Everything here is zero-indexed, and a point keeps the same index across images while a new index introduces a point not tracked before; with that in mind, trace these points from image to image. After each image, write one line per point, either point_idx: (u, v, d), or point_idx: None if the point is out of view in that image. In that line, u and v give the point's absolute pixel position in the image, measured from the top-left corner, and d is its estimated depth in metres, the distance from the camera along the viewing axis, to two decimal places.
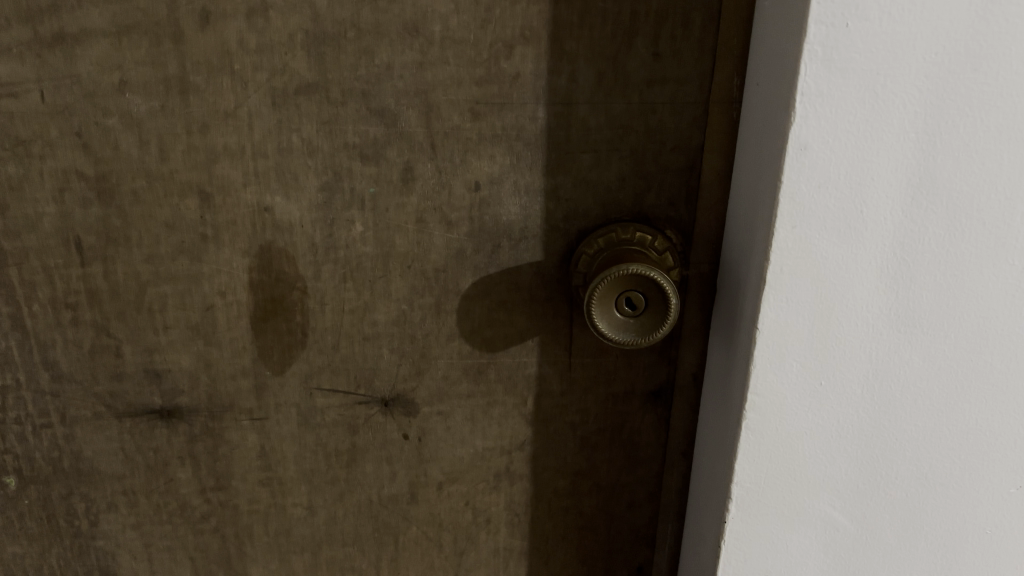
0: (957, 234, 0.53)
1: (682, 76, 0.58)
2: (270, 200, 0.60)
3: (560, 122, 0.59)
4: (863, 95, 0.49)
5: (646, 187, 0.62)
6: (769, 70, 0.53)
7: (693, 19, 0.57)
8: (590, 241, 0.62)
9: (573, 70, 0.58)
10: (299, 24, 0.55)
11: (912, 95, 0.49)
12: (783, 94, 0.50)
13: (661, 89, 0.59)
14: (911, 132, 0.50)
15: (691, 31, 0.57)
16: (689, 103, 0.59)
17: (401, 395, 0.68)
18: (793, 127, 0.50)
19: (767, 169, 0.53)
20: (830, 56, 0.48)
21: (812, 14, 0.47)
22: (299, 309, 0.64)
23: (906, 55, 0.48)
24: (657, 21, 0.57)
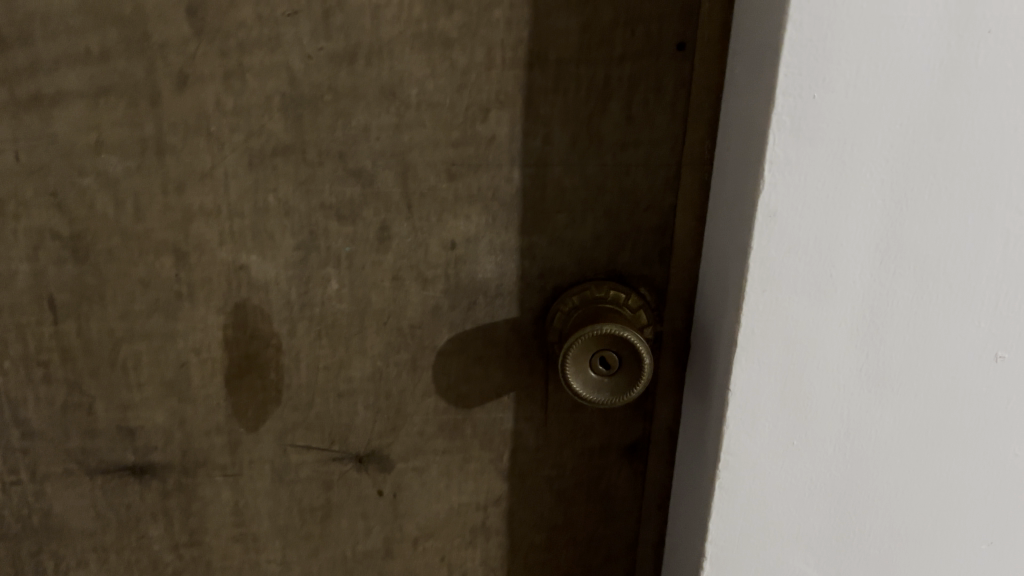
0: (923, 297, 0.54)
1: (655, 139, 0.59)
2: (246, 259, 0.60)
3: (535, 182, 0.60)
4: (830, 164, 0.50)
5: (621, 246, 0.63)
6: (740, 137, 0.54)
7: (665, 84, 0.58)
8: (566, 298, 0.63)
9: (548, 132, 0.59)
10: (277, 87, 0.56)
11: (878, 163, 0.50)
12: (753, 162, 0.51)
13: (634, 151, 0.60)
14: (878, 199, 0.51)
15: (663, 96, 0.58)
16: (662, 164, 0.60)
17: (376, 450, 0.68)
18: (762, 194, 0.51)
19: (740, 233, 0.54)
20: (798, 126, 0.49)
21: (780, 87, 0.48)
22: (274, 365, 0.64)
23: (870, 125, 0.49)
24: (630, 86, 0.58)
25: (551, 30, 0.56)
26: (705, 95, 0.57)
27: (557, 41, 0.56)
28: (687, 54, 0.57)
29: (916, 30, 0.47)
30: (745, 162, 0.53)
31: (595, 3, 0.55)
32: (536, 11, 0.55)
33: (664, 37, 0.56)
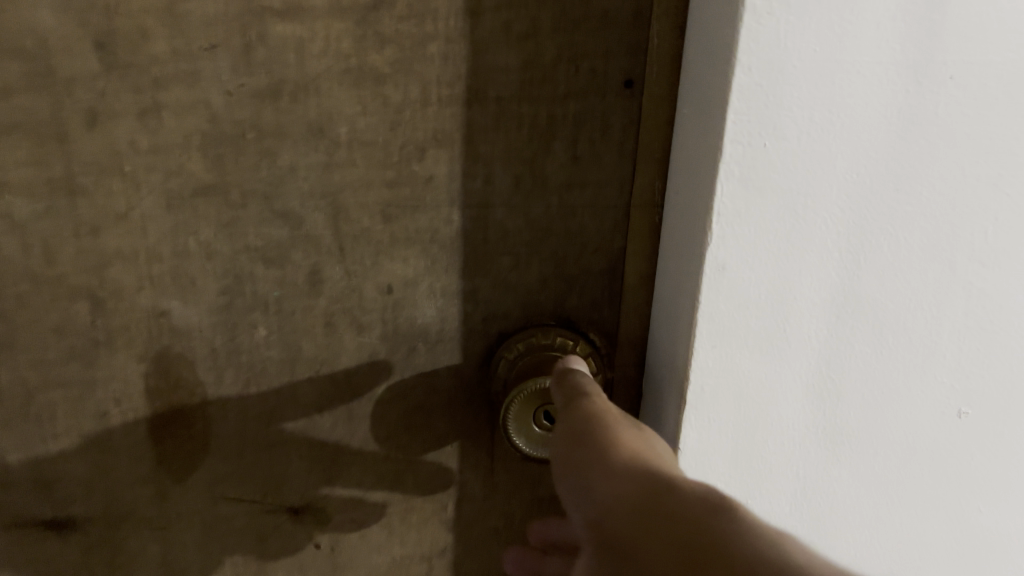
0: (882, 353, 0.50)
1: (602, 181, 0.56)
2: (168, 304, 0.57)
3: (476, 224, 0.57)
4: (782, 215, 0.45)
5: (568, 289, 0.59)
6: (688, 179, 0.50)
7: (612, 123, 0.54)
8: (511, 344, 0.60)
9: (489, 172, 0.55)
10: (195, 124, 0.52)
11: (834, 215, 0.46)
12: (700, 212, 0.47)
13: (580, 192, 0.56)
14: (834, 252, 0.47)
15: (610, 135, 0.55)
16: (610, 206, 0.57)
17: (312, 503, 0.64)
18: (709, 247, 0.46)
19: (688, 285, 0.49)
20: (748, 176, 0.44)
21: (727, 134, 0.43)
22: (200, 415, 0.60)
23: (826, 174, 0.44)
24: (575, 125, 0.54)
25: (490, 66, 0.52)
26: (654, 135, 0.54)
27: (497, 78, 0.53)
28: (636, 92, 0.54)
29: (874, 74, 0.42)
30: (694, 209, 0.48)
31: (536, 39, 0.52)
32: (472, 47, 0.52)
33: (611, 74, 0.53)
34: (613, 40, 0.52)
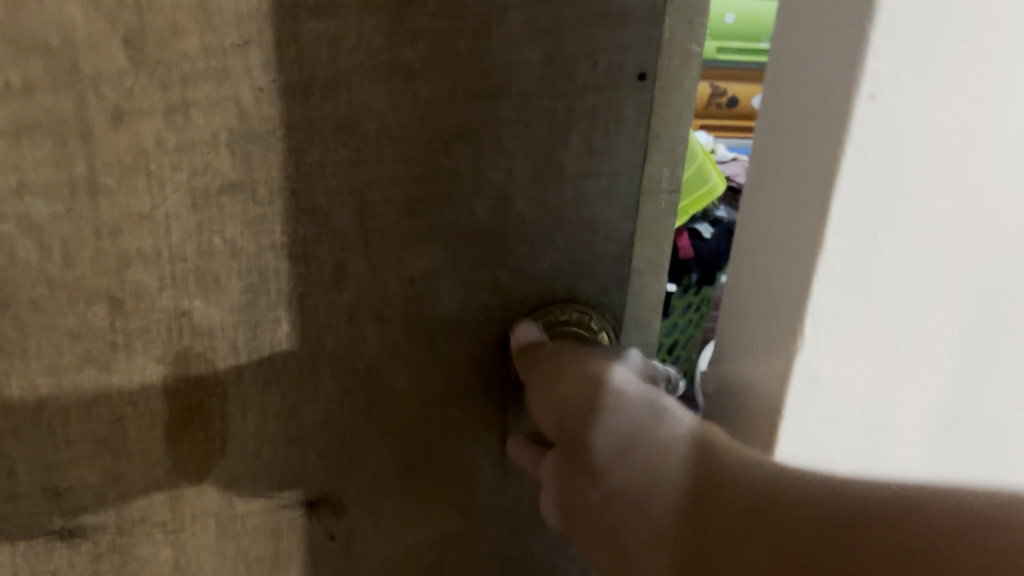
0: (996, 482, 0.42)
1: (615, 170, 0.59)
2: (190, 303, 0.56)
3: (496, 215, 0.59)
4: (893, 321, 0.37)
5: (580, 274, 0.62)
6: (764, 243, 0.41)
7: (626, 115, 0.57)
8: (528, 322, 0.62)
9: (510, 166, 0.57)
10: (224, 121, 0.52)
11: (951, 319, 0.37)
12: (784, 309, 0.38)
13: (594, 182, 0.59)
14: (945, 359, 0.38)
15: (624, 126, 0.58)
16: (622, 193, 0.60)
17: (328, 496, 0.65)
18: (801, 358, 0.37)
19: (760, 382, 0.41)
20: (853, 274, 0.35)
21: (831, 222, 0.34)
22: (219, 415, 0.60)
23: (948, 274, 0.36)
24: (591, 117, 0.57)
25: (514, 62, 0.54)
26: (669, 126, 0.58)
27: (520, 73, 0.55)
28: (649, 85, 0.57)
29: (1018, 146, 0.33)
30: (771, 299, 0.40)
31: (558, 35, 0.54)
32: (498, 43, 0.54)
33: (627, 68, 0.56)
34: (630, 35, 0.55)
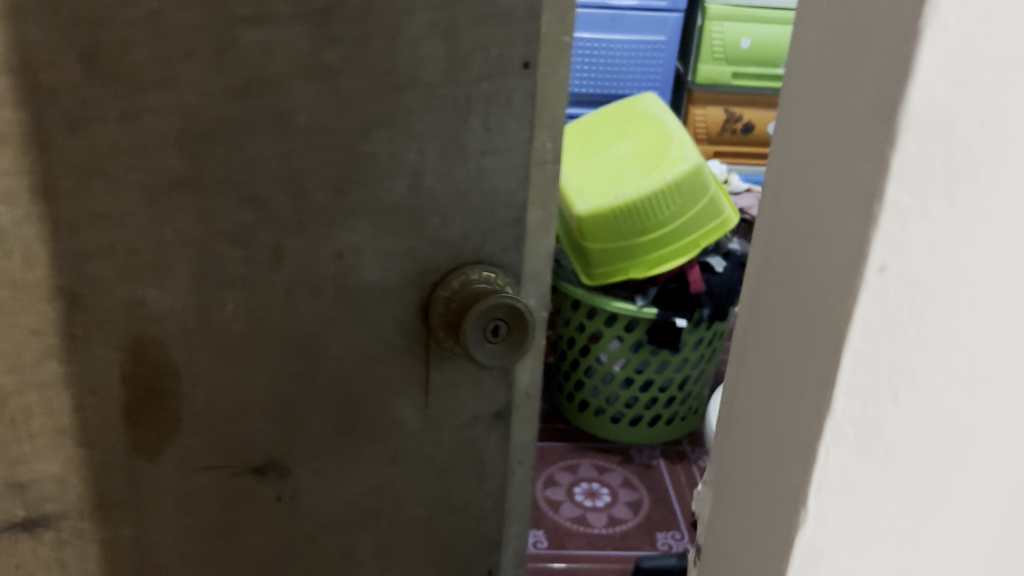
0: None
1: (509, 146, 0.67)
2: (144, 293, 0.62)
3: (411, 191, 0.66)
4: (906, 498, 0.29)
5: (485, 238, 0.70)
6: (760, 375, 0.33)
7: (515, 98, 0.66)
8: (445, 283, 0.69)
9: (422, 147, 0.65)
10: (171, 124, 0.58)
11: (989, 483, 0.30)
12: (791, 448, 0.30)
13: (490, 159, 0.67)
14: (983, 530, 0.31)
15: (512, 109, 0.66)
16: (516, 166, 0.68)
17: (276, 460, 0.72)
18: (803, 528, 0.30)
19: (770, 527, 0.32)
20: (866, 438, 0.28)
21: (840, 382, 0.27)
22: (172, 394, 0.66)
23: (996, 429, 0.29)
24: (488, 100, 0.65)
25: (417, 58, 0.62)
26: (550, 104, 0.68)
27: (427, 65, 0.62)
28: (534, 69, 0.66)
29: None
30: (768, 432, 0.32)
31: (456, 33, 0.62)
32: (406, 42, 0.61)
33: (513, 59, 0.64)
34: (515, 31, 0.63)
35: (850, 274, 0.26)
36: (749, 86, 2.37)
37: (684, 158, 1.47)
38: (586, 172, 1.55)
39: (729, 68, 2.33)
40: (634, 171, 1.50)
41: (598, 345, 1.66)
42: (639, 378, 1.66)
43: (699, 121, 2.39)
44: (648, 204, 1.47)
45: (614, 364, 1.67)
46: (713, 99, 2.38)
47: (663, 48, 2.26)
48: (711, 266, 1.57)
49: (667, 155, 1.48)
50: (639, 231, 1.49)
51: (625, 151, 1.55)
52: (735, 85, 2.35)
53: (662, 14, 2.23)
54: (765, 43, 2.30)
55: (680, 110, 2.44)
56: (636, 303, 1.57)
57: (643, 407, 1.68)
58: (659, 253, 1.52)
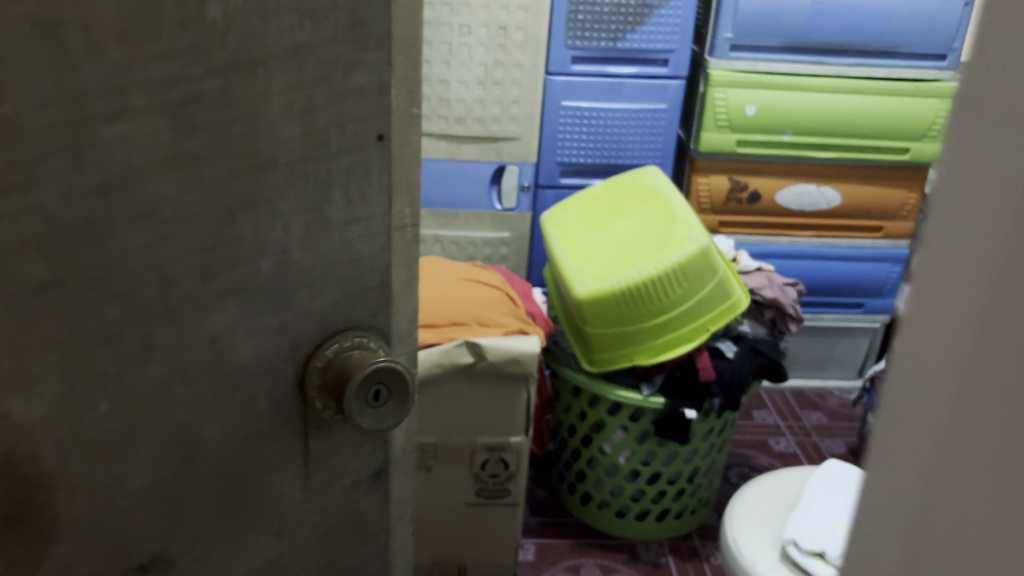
0: None
1: (370, 214, 0.72)
2: (10, 405, 0.57)
3: (277, 269, 0.68)
4: None
5: (353, 306, 0.74)
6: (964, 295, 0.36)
7: (371, 168, 0.71)
8: (320, 355, 0.72)
9: (286, 224, 0.67)
10: (30, 227, 0.54)
11: None
12: (944, 431, 0.39)
13: (356, 226, 0.72)
14: None
15: (371, 177, 0.71)
16: (378, 231, 0.73)
17: (159, 555, 0.69)
18: None
19: (936, 495, 0.40)
20: None
21: None
22: (47, 504, 0.61)
23: None
24: (348, 172, 0.69)
25: (279, 139, 0.64)
26: (405, 172, 0.75)
27: (286, 146, 0.65)
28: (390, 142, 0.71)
29: None
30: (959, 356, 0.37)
31: (314, 112, 0.65)
32: (266, 125, 0.63)
33: (370, 130, 0.69)
34: (368, 106, 0.69)
35: (990, 299, 0.35)
36: (752, 154, 2.44)
37: (692, 241, 1.72)
38: (588, 251, 1.82)
39: (734, 136, 2.41)
40: (636, 252, 1.75)
41: (602, 437, 2.03)
42: (644, 471, 2.02)
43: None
44: (650, 291, 1.71)
45: (619, 457, 2.03)
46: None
47: (664, 117, 2.38)
48: (714, 352, 1.73)
49: (672, 236, 1.75)
50: (646, 312, 1.74)
51: (626, 232, 1.82)
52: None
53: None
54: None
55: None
56: (643, 393, 1.89)
57: (632, 493, 2.07)
58: (660, 338, 1.78)
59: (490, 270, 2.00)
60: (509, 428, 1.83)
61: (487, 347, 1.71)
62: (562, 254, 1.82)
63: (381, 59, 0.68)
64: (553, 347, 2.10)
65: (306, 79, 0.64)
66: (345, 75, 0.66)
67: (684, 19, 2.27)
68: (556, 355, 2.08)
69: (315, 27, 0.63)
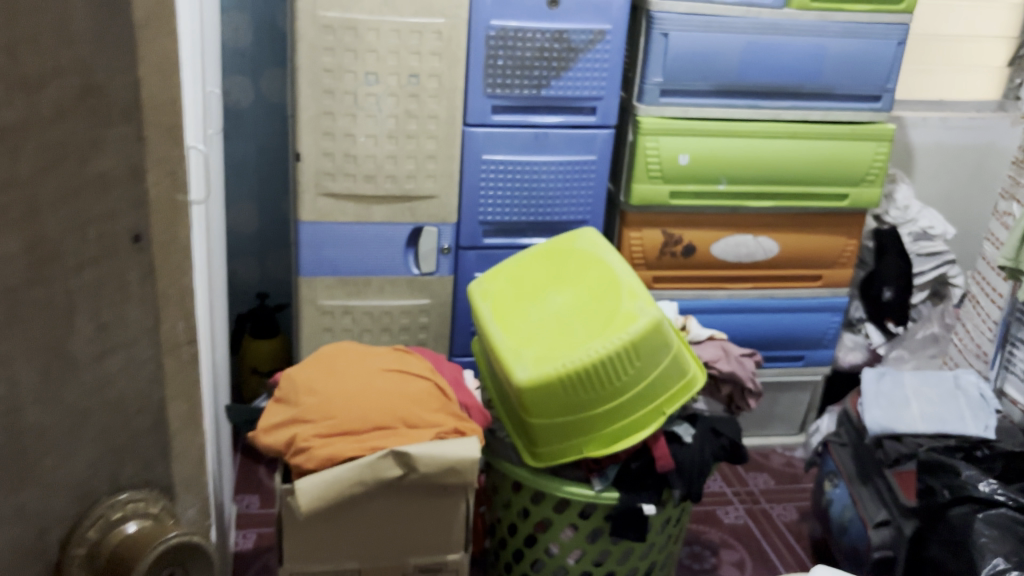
0: None
1: (128, 341, 0.57)
2: None
3: (10, 432, 0.50)
4: None
5: (121, 458, 0.59)
6: None
7: (128, 279, 0.55)
8: (83, 533, 0.56)
9: (14, 372, 0.49)
10: None
11: None
12: None
13: (113, 358, 0.56)
14: None
15: (129, 291, 0.56)
16: (145, 357, 0.59)
17: None
18: None
19: None
20: None
21: None
22: None
23: None
24: (94, 294, 0.53)
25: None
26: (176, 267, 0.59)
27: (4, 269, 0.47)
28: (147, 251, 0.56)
29: None
30: None
31: (39, 217, 0.49)
32: None
33: (119, 231, 0.54)
34: (115, 199, 0.53)
35: None
36: (687, 207, 1.88)
37: (640, 313, 1.34)
38: (525, 329, 1.39)
39: (666, 187, 1.85)
40: (580, 329, 1.36)
41: (548, 536, 1.45)
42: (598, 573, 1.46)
43: (636, 245, 1.90)
44: (598, 370, 1.31)
45: (569, 561, 1.46)
46: (648, 220, 1.89)
47: (592, 172, 1.79)
48: (680, 436, 1.41)
49: (618, 308, 1.36)
50: (584, 404, 1.33)
51: (564, 305, 1.41)
52: (674, 206, 1.88)
53: (589, 130, 1.76)
54: (706, 159, 1.83)
55: (613, 231, 1.94)
56: (594, 488, 1.38)
57: None
58: (610, 427, 1.36)
59: (415, 353, 1.43)
60: (440, 543, 1.28)
61: (416, 455, 1.19)
62: (494, 330, 1.40)
63: (129, 137, 0.53)
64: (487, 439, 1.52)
65: (24, 174, 0.47)
66: (81, 163, 0.50)
67: (616, 59, 1.70)
68: (491, 449, 1.50)
69: (31, 103, 0.46)
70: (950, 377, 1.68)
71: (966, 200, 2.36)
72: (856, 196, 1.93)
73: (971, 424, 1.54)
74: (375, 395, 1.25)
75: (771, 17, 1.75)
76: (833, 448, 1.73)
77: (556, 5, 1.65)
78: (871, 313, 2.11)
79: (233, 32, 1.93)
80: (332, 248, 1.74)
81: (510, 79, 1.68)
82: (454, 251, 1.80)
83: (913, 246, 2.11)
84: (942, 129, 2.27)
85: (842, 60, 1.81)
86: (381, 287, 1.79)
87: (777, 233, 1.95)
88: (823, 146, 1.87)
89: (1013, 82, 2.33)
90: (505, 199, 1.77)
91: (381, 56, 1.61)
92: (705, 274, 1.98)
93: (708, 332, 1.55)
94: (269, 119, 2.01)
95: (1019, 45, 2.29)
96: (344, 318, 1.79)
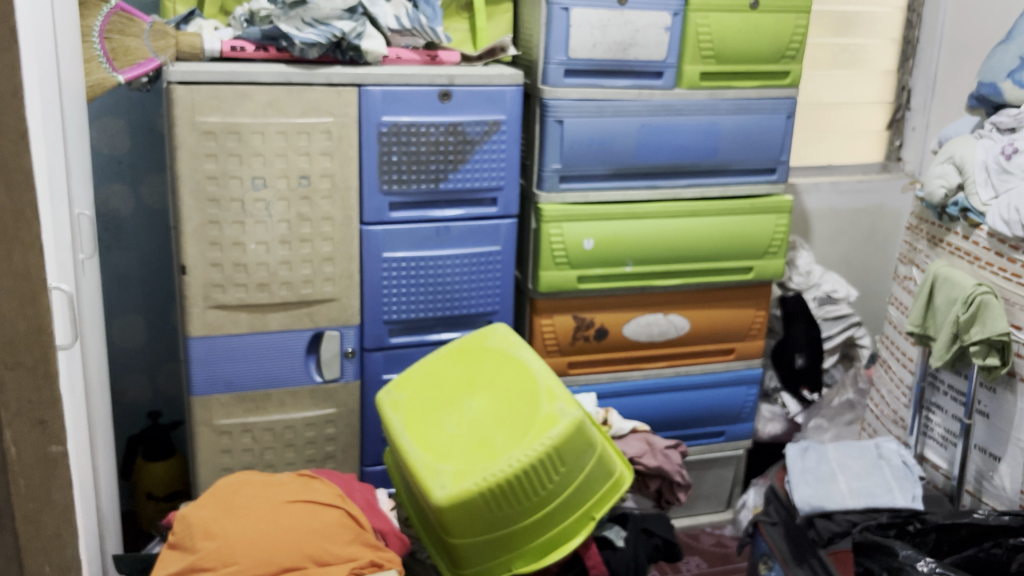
0: None
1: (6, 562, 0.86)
2: None
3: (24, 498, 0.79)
4: None
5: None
6: None
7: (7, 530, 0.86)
8: None
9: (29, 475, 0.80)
10: None
11: None
12: None
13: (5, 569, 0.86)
14: None
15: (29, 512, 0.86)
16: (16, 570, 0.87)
17: None
18: None
19: None
20: None
21: None
22: None
23: None
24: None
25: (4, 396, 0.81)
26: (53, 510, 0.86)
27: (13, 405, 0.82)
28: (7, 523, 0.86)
29: None
30: None
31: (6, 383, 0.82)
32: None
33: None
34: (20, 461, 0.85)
35: None
36: (598, 292, 1.84)
37: (562, 415, 1.27)
38: (441, 441, 1.30)
39: (574, 273, 1.80)
40: (500, 438, 1.28)
41: None
42: None
43: (548, 333, 1.85)
44: (524, 482, 1.24)
45: None
46: (558, 305, 1.84)
47: (497, 262, 1.74)
48: (612, 540, 1.37)
49: (538, 412, 1.29)
50: (510, 518, 1.25)
51: (479, 412, 1.33)
52: (582, 291, 1.83)
53: (492, 222, 1.71)
54: (611, 243, 1.79)
55: (523, 321, 1.89)
56: None
57: None
58: (540, 538, 1.28)
59: (322, 477, 1.32)
60: None
61: None
62: (407, 445, 1.30)
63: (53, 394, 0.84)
64: (407, 563, 1.42)
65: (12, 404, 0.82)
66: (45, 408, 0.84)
67: (513, 149, 1.67)
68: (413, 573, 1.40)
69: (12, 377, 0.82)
70: (872, 446, 1.67)
71: (864, 260, 2.40)
72: (761, 268, 1.93)
73: (899, 496, 1.55)
74: (281, 534, 1.15)
75: (663, 97, 1.76)
76: (764, 528, 1.62)
77: (448, 98, 1.61)
78: (786, 382, 2.10)
79: (107, 138, 1.82)
80: (226, 363, 1.62)
81: (406, 174, 1.62)
82: (358, 354, 1.70)
83: (819, 311, 2.13)
84: (835, 193, 2.31)
85: (736, 135, 1.82)
86: (282, 400, 1.68)
87: (687, 310, 1.93)
88: (725, 222, 1.87)
89: (894, 143, 2.40)
90: (409, 297, 1.69)
91: (269, 160, 1.53)
92: (619, 357, 1.92)
93: (631, 423, 1.54)
94: (152, 229, 1.90)
95: (895, 109, 2.37)
96: (244, 436, 1.67)
